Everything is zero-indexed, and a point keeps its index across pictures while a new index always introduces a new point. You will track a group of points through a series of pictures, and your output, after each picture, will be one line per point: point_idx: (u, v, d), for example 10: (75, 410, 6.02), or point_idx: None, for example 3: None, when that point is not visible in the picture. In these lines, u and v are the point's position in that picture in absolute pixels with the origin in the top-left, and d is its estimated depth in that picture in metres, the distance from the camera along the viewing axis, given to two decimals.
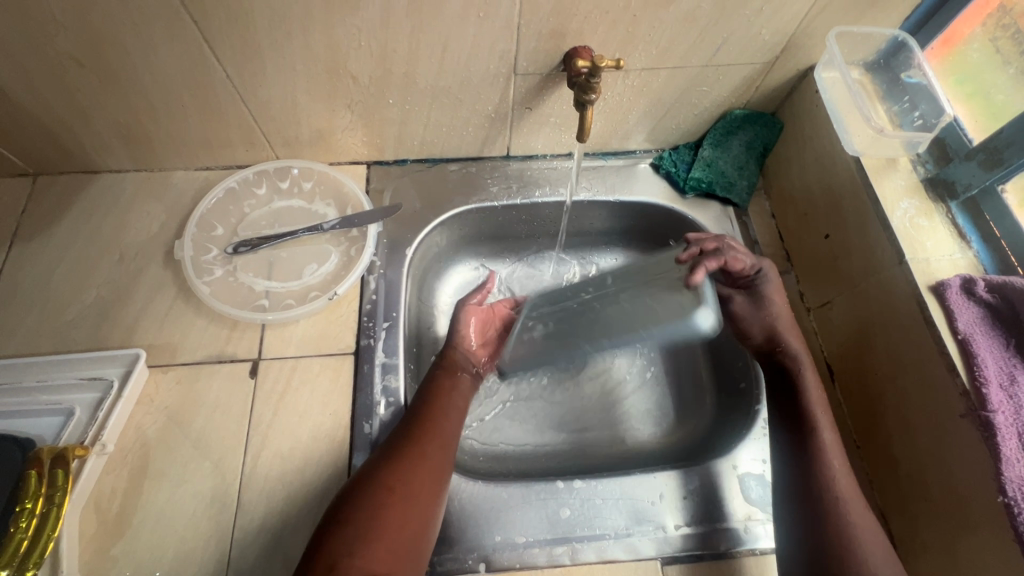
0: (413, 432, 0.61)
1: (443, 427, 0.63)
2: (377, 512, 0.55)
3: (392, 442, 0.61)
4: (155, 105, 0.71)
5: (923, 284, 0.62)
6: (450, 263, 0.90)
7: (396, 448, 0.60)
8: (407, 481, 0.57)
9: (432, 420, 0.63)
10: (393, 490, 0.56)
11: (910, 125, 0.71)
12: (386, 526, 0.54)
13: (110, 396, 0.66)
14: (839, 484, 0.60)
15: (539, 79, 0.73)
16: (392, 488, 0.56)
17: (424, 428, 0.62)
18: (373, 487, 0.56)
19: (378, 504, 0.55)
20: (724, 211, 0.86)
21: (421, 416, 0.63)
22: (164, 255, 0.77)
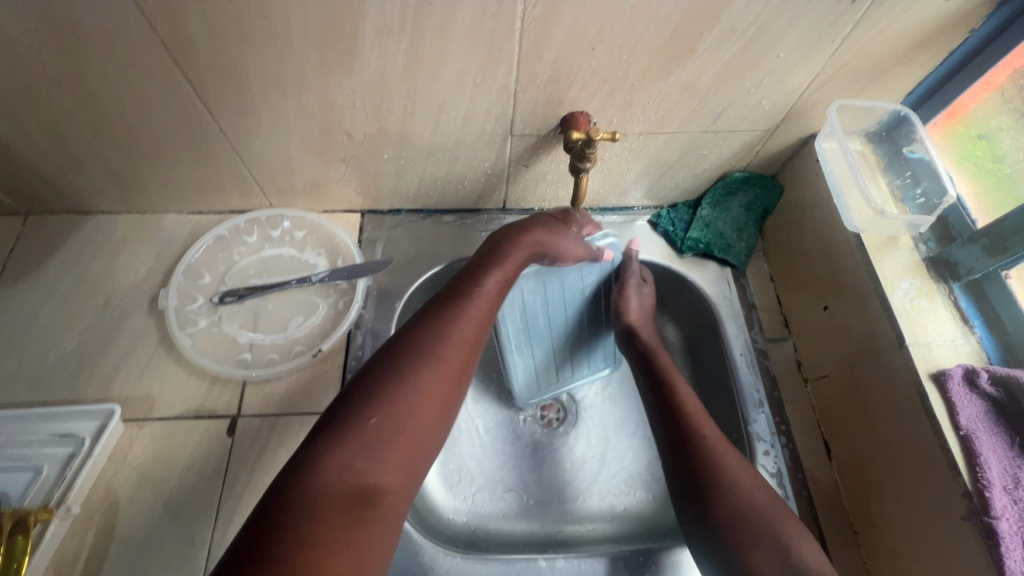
0: (452, 309, 0.57)
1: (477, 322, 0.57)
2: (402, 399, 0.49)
3: (427, 313, 0.57)
4: (147, 154, 0.71)
5: (924, 372, 0.60)
6: None
7: (424, 338, 0.53)
8: (436, 387, 0.51)
9: (475, 298, 0.58)
10: (418, 388, 0.50)
11: (912, 201, 0.70)
12: (418, 423, 0.49)
13: (80, 454, 0.64)
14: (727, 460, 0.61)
15: (535, 139, 0.72)
16: (418, 375, 0.51)
17: (472, 300, 0.58)
18: (403, 362, 0.51)
19: (404, 416, 0.48)
20: (721, 272, 0.84)
21: (458, 300, 0.58)
22: (149, 303, 0.76)
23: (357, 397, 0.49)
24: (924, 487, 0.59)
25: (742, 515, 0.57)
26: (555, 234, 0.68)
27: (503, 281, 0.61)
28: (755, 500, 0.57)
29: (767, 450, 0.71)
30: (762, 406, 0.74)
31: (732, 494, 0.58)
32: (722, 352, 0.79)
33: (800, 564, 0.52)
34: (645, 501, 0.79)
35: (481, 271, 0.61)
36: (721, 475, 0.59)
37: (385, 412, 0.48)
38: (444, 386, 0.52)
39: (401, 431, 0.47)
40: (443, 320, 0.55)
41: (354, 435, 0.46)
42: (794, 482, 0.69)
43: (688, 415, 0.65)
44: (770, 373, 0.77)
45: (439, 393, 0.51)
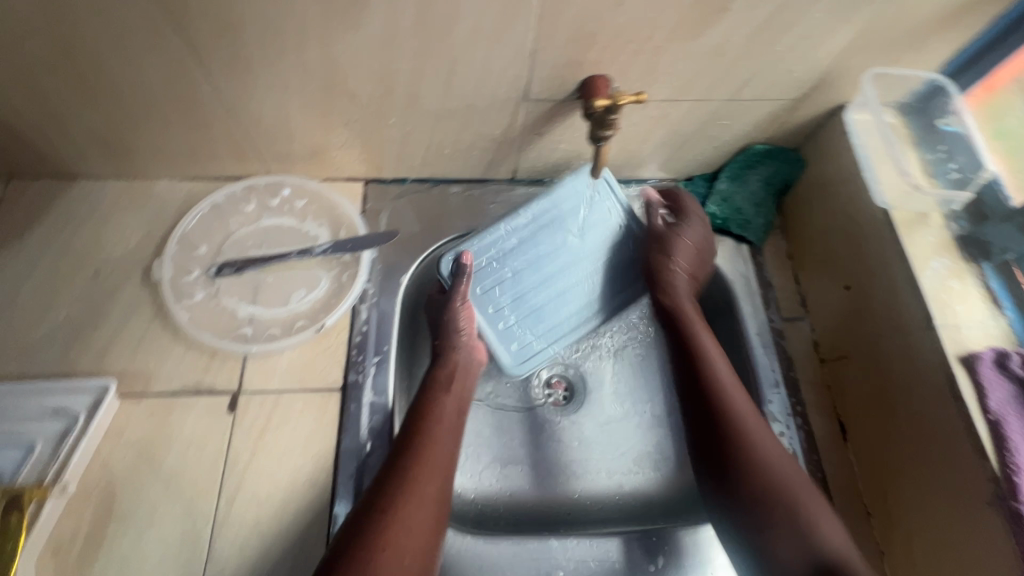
0: (414, 444, 0.59)
1: (433, 453, 0.59)
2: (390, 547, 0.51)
3: (391, 457, 0.58)
4: (136, 114, 0.66)
5: (952, 354, 0.58)
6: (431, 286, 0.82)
7: (400, 475, 0.56)
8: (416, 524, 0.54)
9: (431, 429, 0.61)
10: (395, 533, 0.52)
11: (945, 177, 0.67)
12: (410, 554, 0.52)
13: (74, 431, 0.62)
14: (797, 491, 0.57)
15: (551, 105, 0.68)
16: (396, 519, 0.53)
17: (431, 432, 0.61)
18: (374, 511, 0.53)
19: (394, 559, 0.51)
20: (738, 249, 0.81)
21: (418, 430, 0.61)
22: (142, 274, 0.73)
23: (339, 568, 0.49)
24: (948, 471, 0.58)
25: (774, 495, 0.57)
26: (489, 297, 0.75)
27: (454, 400, 0.66)
28: (785, 476, 0.58)
29: (782, 431, 0.69)
30: (778, 386, 0.72)
31: (765, 466, 0.58)
32: (736, 331, 0.77)
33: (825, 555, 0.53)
34: (652, 480, 0.78)
35: (433, 399, 0.65)
36: (753, 452, 0.59)
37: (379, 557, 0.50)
38: (427, 519, 0.55)
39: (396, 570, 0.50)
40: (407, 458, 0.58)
41: None
42: (808, 464, 0.68)
43: (719, 389, 0.63)
44: (786, 354, 0.75)
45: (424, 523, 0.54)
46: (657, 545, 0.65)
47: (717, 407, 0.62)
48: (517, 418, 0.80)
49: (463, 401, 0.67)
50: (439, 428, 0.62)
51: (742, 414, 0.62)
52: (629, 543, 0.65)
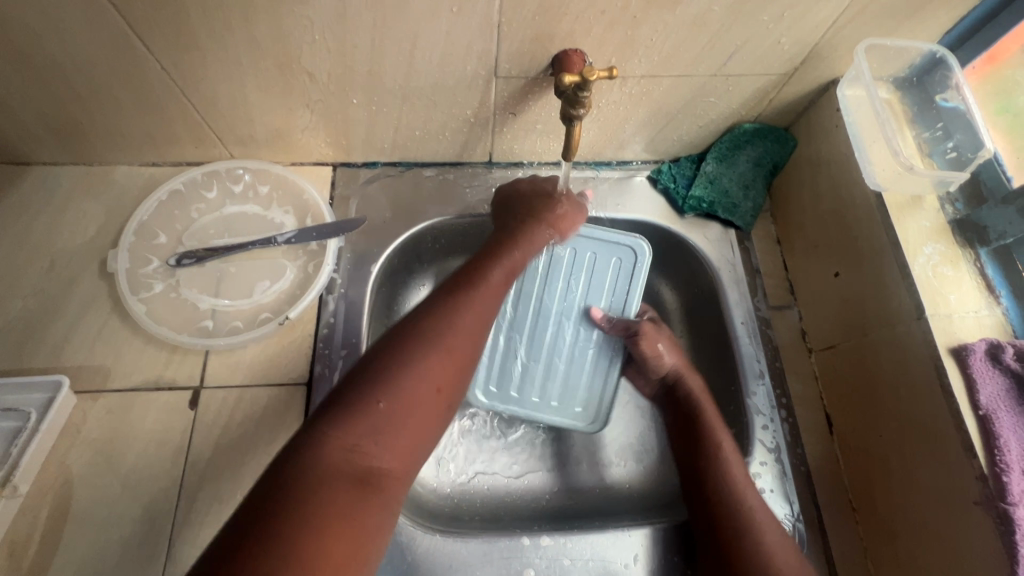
0: (466, 291, 0.52)
1: (477, 306, 0.52)
2: (397, 410, 0.43)
3: (433, 294, 0.52)
4: (83, 96, 0.62)
5: (943, 345, 0.55)
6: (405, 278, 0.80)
7: (432, 322, 0.49)
8: (429, 398, 0.45)
9: (485, 282, 0.54)
10: (420, 376, 0.45)
11: (941, 156, 0.63)
12: (410, 423, 0.44)
13: (27, 430, 0.59)
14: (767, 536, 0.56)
15: (523, 82, 0.64)
16: (421, 360, 0.46)
17: (486, 278, 0.55)
18: (397, 349, 0.46)
19: (401, 407, 0.43)
20: (724, 234, 0.78)
21: (476, 274, 0.55)
22: (100, 265, 0.70)
23: (346, 400, 0.43)
24: (933, 468, 0.55)
25: (758, 565, 0.54)
26: (551, 203, 0.67)
27: (512, 268, 0.58)
28: (755, 518, 0.57)
29: (766, 424, 0.67)
30: (763, 377, 0.70)
31: (756, 537, 0.56)
32: (721, 320, 0.74)
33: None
34: (634, 472, 0.76)
35: (489, 261, 0.58)
36: (745, 526, 0.56)
37: (375, 411, 0.42)
38: (450, 374, 0.47)
39: (392, 438, 0.42)
40: (450, 294, 0.52)
41: (348, 418, 0.42)
42: (791, 458, 0.66)
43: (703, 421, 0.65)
44: (772, 343, 0.72)
45: (439, 398, 0.46)
46: (633, 543, 0.63)
47: (715, 478, 0.60)
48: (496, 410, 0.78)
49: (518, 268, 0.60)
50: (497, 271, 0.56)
51: (739, 481, 0.60)
52: (603, 540, 0.63)
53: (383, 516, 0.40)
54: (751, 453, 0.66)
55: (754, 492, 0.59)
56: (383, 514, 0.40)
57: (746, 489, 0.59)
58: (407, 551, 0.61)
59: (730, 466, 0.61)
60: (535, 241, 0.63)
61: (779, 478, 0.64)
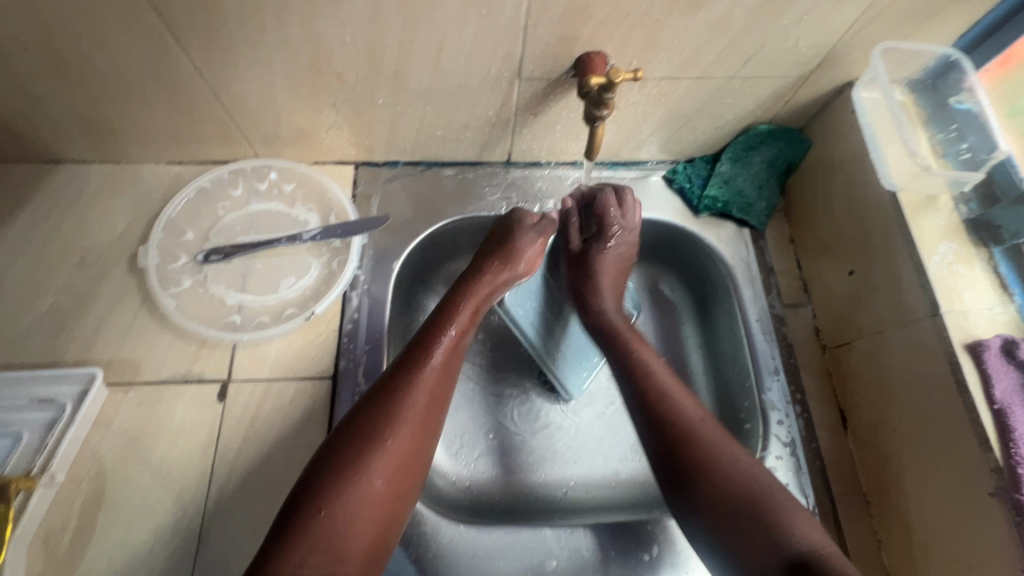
0: (408, 384, 0.55)
1: (417, 399, 0.55)
2: (351, 510, 0.48)
3: (376, 388, 0.56)
4: (115, 96, 0.64)
5: (958, 342, 0.57)
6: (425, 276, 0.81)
7: (367, 420, 0.53)
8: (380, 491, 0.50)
9: (427, 372, 0.57)
10: (361, 480, 0.50)
11: (955, 157, 0.64)
12: (360, 525, 0.49)
13: (62, 421, 0.61)
14: (726, 459, 0.54)
15: (545, 84, 0.66)
16: (367, 463, 0.50)
17: (431, 361, 0.57)
18: (344, 452, 0.51)
19: (349, 519, 0.48)
20: (739, 233, 0.79)
21: (419, 360, 0.57)
22: (128, 261, 0.71)
23: (297, 511, 0.48)
24: (949, 462, 0.57)
25: (730, 496, 0.52)
26: (513, 261, 0.67)
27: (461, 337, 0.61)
28: (709, 449, 0.55)
29: (781, 419, 0.68)
30: (778, 373, 0.71)
31: (720, 473, 0.53)
32: (736, 317, 0.75)
33: (801, 548, 0.49)
34: (649, 467, 0.77)
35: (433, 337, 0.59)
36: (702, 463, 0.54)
37: (319, 522, 0.47)
38: (399, 474, 0.52)
39: (353, 525, 0.48)
40: (396, 391, 0.55)
41: (307, 528, 0.47)
42: (807, 452, 0.67)
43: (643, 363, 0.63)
44: (787, 340, 0.73)
45: (386, 494, 0.51)
46: (651, 534, 0.64)
47: (666, 422, 0.58)
48: (514, 408, 0.79)
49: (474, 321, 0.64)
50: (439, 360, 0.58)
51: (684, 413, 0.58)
52: (622, 533, 0.64)
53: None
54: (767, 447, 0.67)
55: (710, 425, 0.57)
56: None
57: (695, 421, 0.57)
58: (429, 544, 0.62)
59: (678, 405, 0.58)
60: (466, 312, 0.63)
61: (794, 471, 0.65)
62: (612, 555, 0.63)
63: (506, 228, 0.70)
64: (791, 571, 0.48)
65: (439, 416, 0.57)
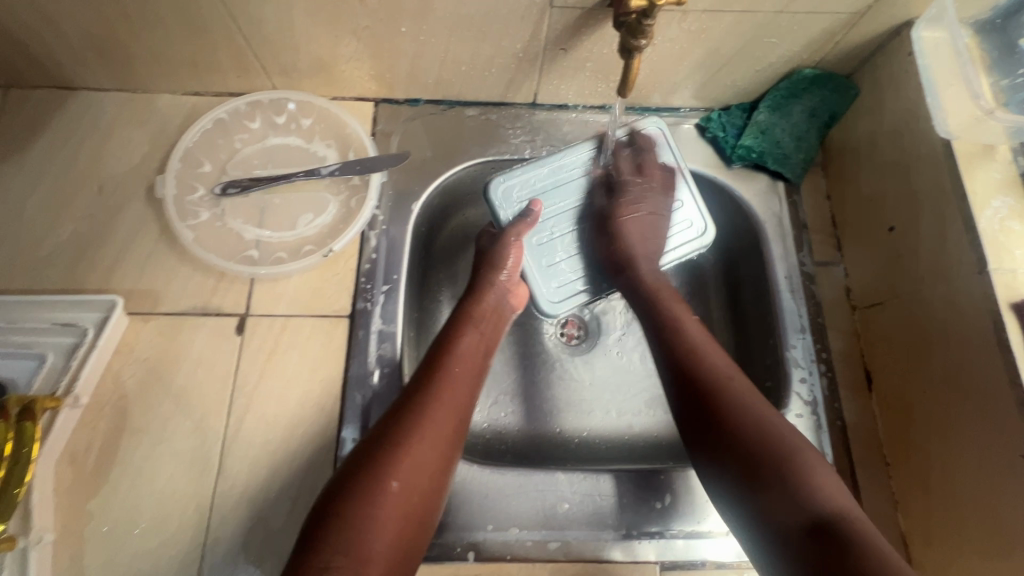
0: (430, 387, 0.54)
1: (445, 398, 0.54)
2: (375, 512, 0.45)
3: (405, 392, 0.55)
4: (130, 16, 0.61)
5: (1003, 301, 0.54)
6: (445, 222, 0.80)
7: (398, 424, 0.51)
8: (404, 486, 0.47)
9: (445, 375, 0.56)
10: (397, 465, 0.48)
11: (1019, 104, 0.59)
12: (388, 524, 0.45)
13: (84, 345, 0.61)
14: (754, 404, 0.54)
15: (578, 13, 0.61)
16: (399, 460, 0.48)
17: (452, 363, 0.57)
18: (371, 456, 0.48)
19: (372, 518, 0.45)
20: (772, 186, 0.75)
21: (436, 367, 0.56)
22: (146, 192, 0.70)
23: (332, 510, 0.45)
24: (980, 424, 0.55)
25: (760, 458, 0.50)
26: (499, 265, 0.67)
27: (478, 344, 0.61)
28: (745, 398, 0.54)
29: (803, 377, 0.67)
30: (804, 332, 0.69)
31: (748, 421, 0.52)
32: (763, 274, 0.73)
33: (822, 510, 0.46)
34: (663, 420, 0.76)
35: (450, 343, 0.60)
36: (732, 409, 0.53)
37: (340, 522, 0.44)
38: (428, 477, 0.49)
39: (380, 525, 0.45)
40: (418, 394, 0.53)
41: (333, 528, 0.44)
42: (828, 412, 0.66)
43: (676, 320, 0.63)
44: (815, 299, 0.71)
45: (410, 493, 0.47)
46: (664, 483, 0.64)
47: (697, 376, 0.56)
48: (530, 359, 0.79)
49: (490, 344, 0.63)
50: (463, 371, 0.57)
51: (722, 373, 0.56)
52: (635, 479, 0.64)
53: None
54: (787, 405, 0.66)
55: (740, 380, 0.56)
56: None
57: (732, 375, 0.56)
58: None
59: (711, 362, 0.57)
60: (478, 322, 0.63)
61: (813, 430, 0.65)
62: (623, 502, 0.63)
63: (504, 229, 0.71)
64: (812, 533, 0.45)
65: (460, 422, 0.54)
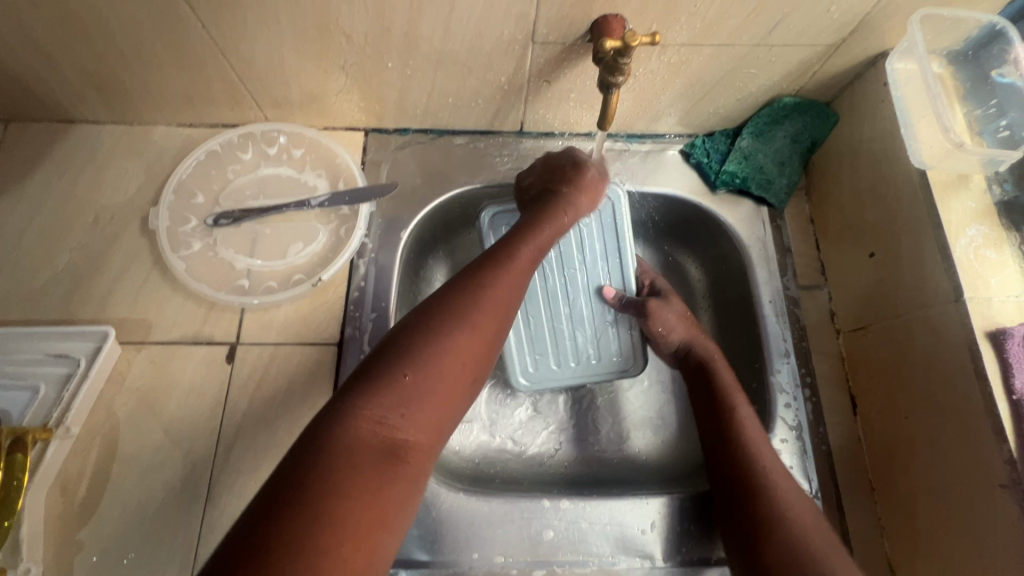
0: (492, 277, 0.50)
1: (504, 300, 0.49)
2: (431, 381, 0.42)
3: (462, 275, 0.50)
4: (126, 55, 0.63)
5: (979, 329, 0.55)
6: (434, 248, 0.81)
7: (453, 300, 0.47)
8: (439, 369, 0.43)
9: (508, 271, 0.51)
10: (457, 338, 0.45)
11: (992, 135, 0.61)
12: (439, 393, 0.43)
13: (76, 375, 0.62)
14: (790, 499, 0.55)
15: (560, 49, 0.63)
16: (452, 337, 0.45)
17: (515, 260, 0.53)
18: (424, 331, 0.44)
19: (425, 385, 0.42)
20: (757, 211, 0.76)
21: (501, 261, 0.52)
22: (140, 223, 0.72)
23: (375, 368, 0.42)
24: (961, 451, 0.55)
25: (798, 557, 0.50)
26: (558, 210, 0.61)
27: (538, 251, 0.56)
28: (793, 506, 0.54)
29: (789, 402, 0.67)
30: (788, 356, 0.70)
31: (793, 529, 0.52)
32: (749, 298, 0.74)
33: None
34: (653, 443, 0.77)
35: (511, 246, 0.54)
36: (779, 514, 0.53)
37: (401, 387, 0.41)
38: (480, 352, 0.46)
39: (411, 414, 0.41)
40: (480, 279, 0.49)
41: (391, 387, 0.41)
42: (813, 436, 0.67)
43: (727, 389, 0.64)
44: (799, 322, 0.72)
45: (463, 373, 0.45)
46: (650, 510, 0.64)
47: (745, 465, 0.57)
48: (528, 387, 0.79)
49: (537, 263, 0.56)
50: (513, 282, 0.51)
51: (768, 471, 0.57)
52: (621, 506, 0.65)
53: (408, 493, 0.39)
54: (773, 430, 0.67)
55: (778, 474, 0.57)
56: (408, 490, 0.39)
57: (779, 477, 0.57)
58: (430, 508, 0.63)
59: (763, 455, 0.58)
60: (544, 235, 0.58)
61: (800, 455, 0.65)
62: (609, 531, 0.63)
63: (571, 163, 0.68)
64: None
65: (504, 327, 0.49)
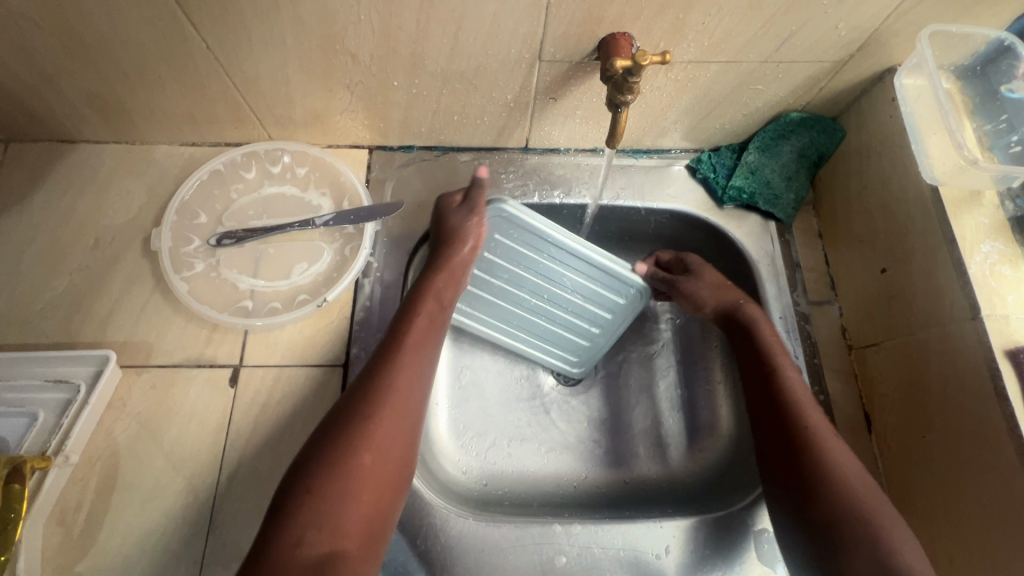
0: (385, 365, 0.55)
1: (399, 388, 0.54)
2: (348, 489, 0.48)
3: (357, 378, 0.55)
4: (129, 75, 0.63)
5: (998, 347, 0.54)
6: None
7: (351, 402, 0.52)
8: (349, 484, 0.48)
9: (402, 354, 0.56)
10: (368, 438, 0.50)
11: (1004, 150, 0.60)
12: (354, 496, 0.48)
13: (76, 402, 0.61)
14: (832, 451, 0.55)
15: (566, 66, 0.63)
16: (356, 439, 0.50)
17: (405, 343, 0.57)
18: (328, 444, 0.50)
19: (337, 492, 0.47)
20: (764, 226, 0.76)
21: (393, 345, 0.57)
22: (142, 244, 0.71)
23: (290, 495, 0.47)
24: (982, 472, 0.54)
25: (854, 518, 0.51)
26: (459, 240, 0.64)
27: (431, 320, 0.60)
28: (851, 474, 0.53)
29: None
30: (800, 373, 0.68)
31: (836, 486, 0.53)
32: None
33: None
34: (663, 463, 0.75)
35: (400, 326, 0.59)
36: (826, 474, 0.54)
37: (313, 501, 0.46)
38: (393, 448, 0.51)
39: (327, 525, 0.46)
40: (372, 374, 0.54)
41: (303, 507, 0.46)
42: None
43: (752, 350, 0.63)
44: (811, 339, 0.71)
45: (375, 469, 0.50)
46: (663, 535, 0.63)
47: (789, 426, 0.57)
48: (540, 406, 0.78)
49: (432, 329, 0.60)
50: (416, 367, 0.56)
51: (819, 430, 0.57)
52: (635, 531, 0.63)
53: None
54: None
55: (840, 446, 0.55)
56: None
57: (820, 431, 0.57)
58: (436, 535, 0.61)
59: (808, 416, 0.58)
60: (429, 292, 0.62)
61: None
62: (622, 556, 0.62)
63: (438, 222, 0.67)
64: None
65: (411, 420, 0.54)
